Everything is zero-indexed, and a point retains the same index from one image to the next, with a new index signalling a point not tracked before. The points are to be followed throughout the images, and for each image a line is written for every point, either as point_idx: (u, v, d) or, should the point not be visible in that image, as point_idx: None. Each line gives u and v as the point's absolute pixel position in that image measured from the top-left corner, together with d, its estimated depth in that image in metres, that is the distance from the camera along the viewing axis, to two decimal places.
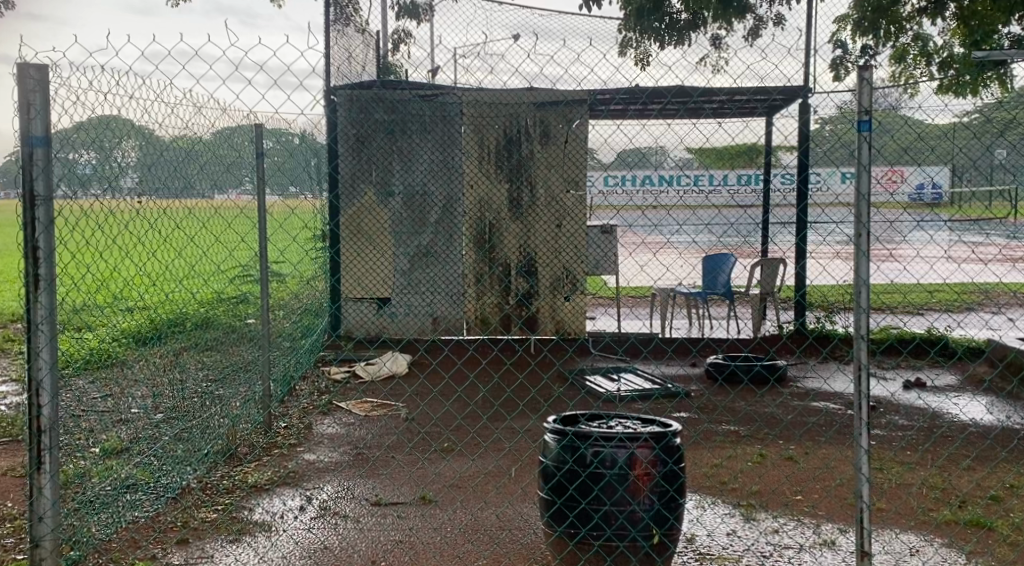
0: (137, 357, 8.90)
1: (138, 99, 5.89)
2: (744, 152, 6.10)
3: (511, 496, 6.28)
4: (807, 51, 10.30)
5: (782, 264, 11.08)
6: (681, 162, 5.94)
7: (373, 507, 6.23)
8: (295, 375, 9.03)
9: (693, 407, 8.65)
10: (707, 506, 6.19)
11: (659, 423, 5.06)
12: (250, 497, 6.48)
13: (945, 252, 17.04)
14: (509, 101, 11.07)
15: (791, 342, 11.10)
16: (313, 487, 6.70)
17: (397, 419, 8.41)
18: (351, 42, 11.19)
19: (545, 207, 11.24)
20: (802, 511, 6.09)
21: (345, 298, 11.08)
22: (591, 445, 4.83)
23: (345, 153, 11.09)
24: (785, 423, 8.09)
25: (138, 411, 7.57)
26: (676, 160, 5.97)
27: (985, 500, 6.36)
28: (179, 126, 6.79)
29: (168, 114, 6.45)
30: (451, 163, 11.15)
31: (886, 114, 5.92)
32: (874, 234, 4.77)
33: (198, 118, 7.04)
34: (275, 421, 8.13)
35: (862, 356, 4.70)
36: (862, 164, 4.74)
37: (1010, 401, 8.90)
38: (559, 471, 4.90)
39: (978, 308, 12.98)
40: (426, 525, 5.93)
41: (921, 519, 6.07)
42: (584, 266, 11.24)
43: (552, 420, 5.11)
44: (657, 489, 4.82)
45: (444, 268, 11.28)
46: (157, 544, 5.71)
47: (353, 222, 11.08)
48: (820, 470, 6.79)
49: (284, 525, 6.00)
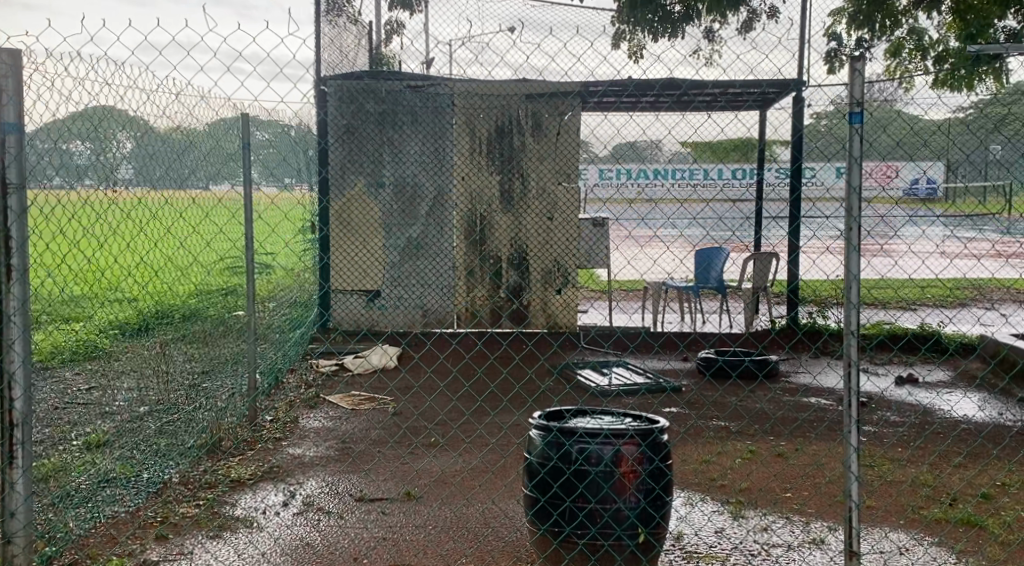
0: (123, 350, 8.79)
1: (115, 86, 5.76)
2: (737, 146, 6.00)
3: (496, 492, 6.21)
4: (801, 43, 10.19)
5: (775, 259, 11.00)
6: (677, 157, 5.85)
7: (357, 503, 6.14)
8: (282, 368, 8.93)
9: (683, 402, 8.56)
10: (696, 503, 6.11)
11: (646, 419, 4.98)
12: (233, 492, 6.39)
13: (936, 247, 17.02)
14: (500, 92, 10.94)
15: (780, 338, 11.04)
16: (296, 482, 6.60)
17: (383, 413, 8.31)
18: (344, 32, 11.04)
19: (536, 198, 11.13)
20: (791, 509, 6.02)
21: (333, 290, 11.01)
22: (576, 441, 4.74)
23: (336, 143, 10.95)
24: (776, 419, 8.01)
25: (122, 404, 7.47)
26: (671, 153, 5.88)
27: (976, 499, 6.28)
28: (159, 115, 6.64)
29: (148, 102, 6.35)
30: (442, 155, 11.04)
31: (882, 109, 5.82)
32: (866, 229, 4.69)
33: (180, 107, 6.93)
34: (261, 414, 8.04)
35: (852, 353, 4.62)
36: (853, 158, 4.65)
37: (1003, 397, 8.84)
38: (543, 468, 4.81)
39: (970, 304, 12.92)
40: (410, 521, 5.85)
41: (912, 516, 6.00)
42: (576, 259, 11.20)
43: (536, 416, 5.03)
44: (643, 486, 4.73)
45: (434, 261, 11.11)
46: (135, 540, 5.60)
47: (342, 212, 11.03)
48: (811, 467, 6.72)
49: (265, 521, 5.91)
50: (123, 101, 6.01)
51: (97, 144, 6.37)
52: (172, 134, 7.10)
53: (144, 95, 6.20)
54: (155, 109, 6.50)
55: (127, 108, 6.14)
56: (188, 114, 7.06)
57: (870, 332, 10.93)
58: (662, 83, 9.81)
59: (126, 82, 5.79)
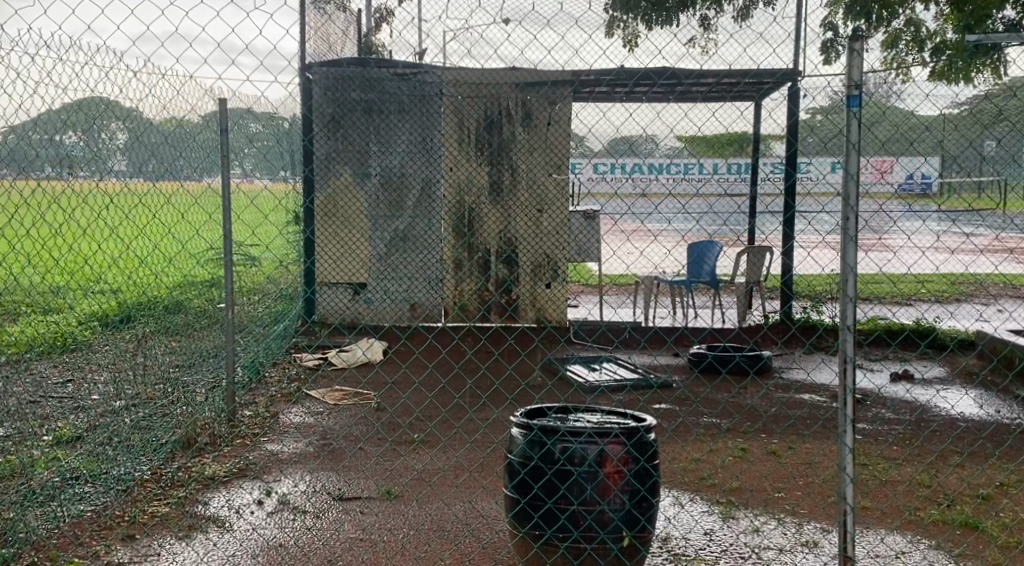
0: (99, 342, 8.57)
1: (69, 62, 5.46)
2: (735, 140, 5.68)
3: (477, 491, 6.01)
4: (797, 33, 9.93)
5: (770, 253, 10.78)
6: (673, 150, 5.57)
7: (334, 502, 5.93)
8: (265, 362, 8.72)
9: (674, 398, 8.35)
10: (684, 503, 5.89)
11: (631, 418, 4.77)
12: (206, 490, 6.17)
13: (933, 241, 16.84)
14: (492, 81, 10.65)
15: (772, 333, 10.81)
16: (273, 479, 6.38)
17: (364, 408, 8.11)
18: (332, 21, 10.80)
19: (525, 189, 10.89)
20: (783, 510, 5.81)
21: (320, 283, 10.84)
22: (558, 440, 4.53)
23: (321, 132, 10.69)
24: (769, 416, 7.80)
25: (97, 398, 7.26)
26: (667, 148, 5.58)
27: (976, 500, 6.07)
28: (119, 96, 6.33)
29: (109, 84, 6.05)
30: (430, 145, 10.77)
31: (878, 105, 5.58)
32: (863, 219, 4.46)
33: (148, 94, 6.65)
34: (241, 410, 7.81)
35: (848, 349, 4.41)
36: (850, 146, 4.43)
37: (1002, 396, 8.62)
38: (523, 468, 4.60)
39: (969, 299, 12.72)
40: (388, 521, 5.65)
41: (907, 518, 5.78)
42: (567, 253, 10.97)
43: (518, 413, 4.81)
44: (628, 488, 4.52)
45: (420, 255, 10.86)
46: (101, 541, 5.41)
47: (328, 204, 10.81)
48: (803, 467, 6.50)
49: (237, 521, 5.70)
50: (85, 80, 5.78)
51: (56, 129, 6.08)
52: (145, 119, 6.87)
53: (108, 76, 5.93)
54: (125, 93, 6.26)
55: (91, 92, 5.91)
56: (159, 99, 6.82)
57: (868, 328, 10.69)
58: (651, 73, 9.59)
59: (89, 60, 5.57)
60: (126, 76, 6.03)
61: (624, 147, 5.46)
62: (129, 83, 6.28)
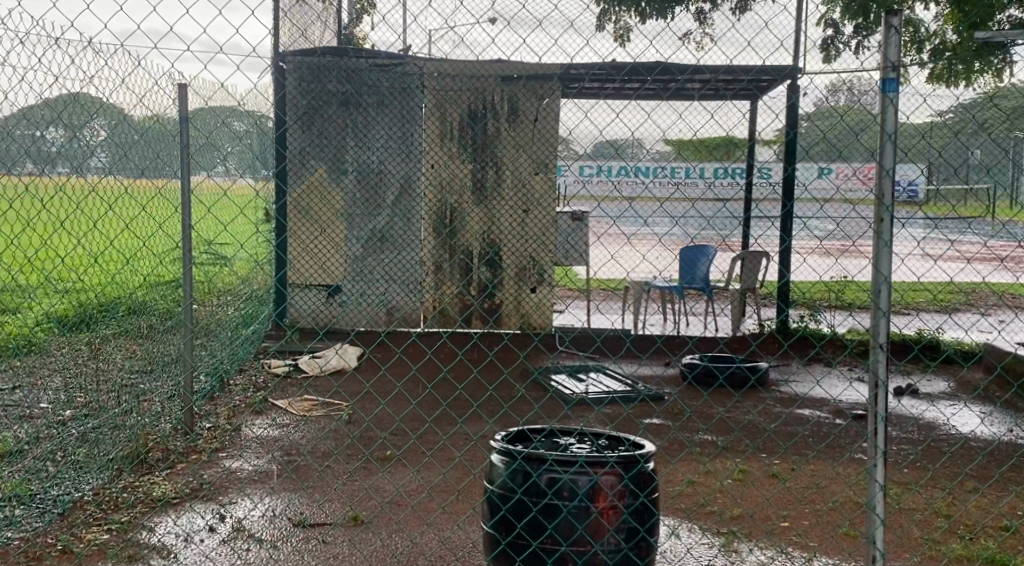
0: (54, 344, 7.98)
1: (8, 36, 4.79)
2: (728, 140, 5.04)
3: (458, 518, 5.48)
4: (797, 31, 9.35)
5: (766, 259, 10.23)
6: (659, 156, 4.75)
7: (293, 529, 5.36)
8: (230, 368, 8.12)
9: (666, 411, 7.81)
10: (682, 533, 5.33)
11: (629, 445, 4.27)
12: (152, 513, 5.54)
13: (924, 250, 16.36)
14: (474, 73, 10.12)
15: (794, 349, 10.07)
16: (229, 501, 5.77)
17: (334, 421, 7.51)
18: (308, 9, 10.20)
19: (511, 190, 10.31)
20: (790, 541, 5.28)
21: (290, 284, 10.20)
22: (545, 471, 4.02)
23: (296, 126, 10.13)
24: (770, 433, 7.24)
25: (43, 407, 6.66)
26: (655, 154, 4.71)
27: (1002, 531, 5.53)
28: (79, 84, 5.59)
29: (66, 69, 5.31)
30: (409, 140, 10.19)
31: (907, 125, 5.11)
32: (897, 221, 4.01)
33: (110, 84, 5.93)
34: (198, 421, 7.16)
35: (879, 370, 4.01)
36: (886, 136, 3.97)
37: (1014, 414, 8.06)
38: (505, 504, 4.09)
39: (966, 309, 12.24)
40: (354, 554, 5.08)
41: (928, 553, 5.25)
42: (553, 255, 10.41)
43: (499, 439, 4.29)
44: (624, 527, 4.02)
45: (398, 255, 10.28)
46: None
47: (301, 201, 10.21)
48: (812, 491, 5.95)
49: (184, 552, 5.09)
50: (44, 66, 5.13)
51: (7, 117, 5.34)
52: (113, 113, 6.23)
53: (65, 56, 5.23)
54: (83, 79, 5.53)
55: (48, 75, 5.19)
56: (131, 90, 6.17)
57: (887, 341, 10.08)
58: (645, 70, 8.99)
59: (45, 38, 4.91)
60: (86, 63, 5.39)
61: (607, 149, 4.82)
62: (87, 66, 5.56)
